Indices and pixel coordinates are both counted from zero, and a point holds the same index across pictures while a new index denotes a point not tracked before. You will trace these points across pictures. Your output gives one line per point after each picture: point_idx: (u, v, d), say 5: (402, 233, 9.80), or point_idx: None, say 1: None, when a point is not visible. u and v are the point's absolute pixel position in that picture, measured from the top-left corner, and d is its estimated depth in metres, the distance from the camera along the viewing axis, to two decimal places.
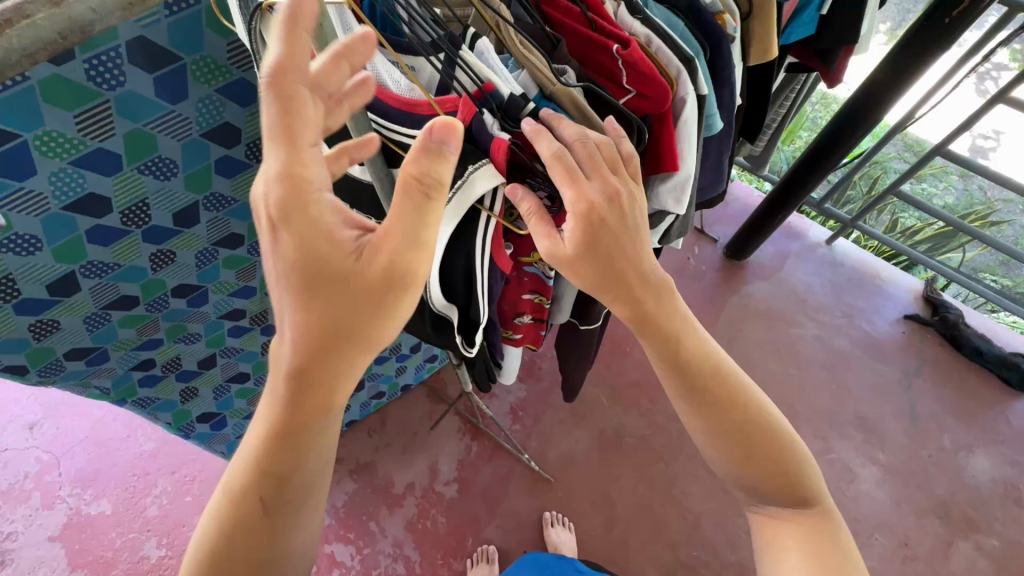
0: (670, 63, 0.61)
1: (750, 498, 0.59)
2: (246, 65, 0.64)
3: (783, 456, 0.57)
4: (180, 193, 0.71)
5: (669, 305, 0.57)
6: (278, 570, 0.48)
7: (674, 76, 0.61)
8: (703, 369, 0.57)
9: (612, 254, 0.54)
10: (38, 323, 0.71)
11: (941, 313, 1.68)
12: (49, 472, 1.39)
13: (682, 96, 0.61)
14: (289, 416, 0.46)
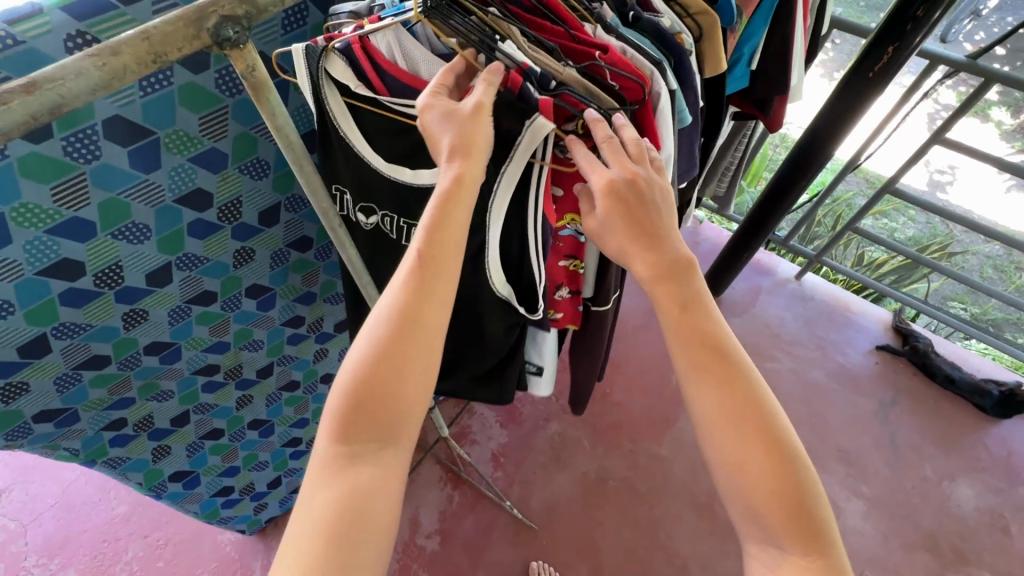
0: (644, 64, 0.59)
1: (750, 528, 0.51)
2: (218, 136, 0.69)
3: (790, 483, 0.50)
4: (152, 255, 0.74)
5: (692, 286, 0.54)
6: (392, 411, 0.50)
7: (649, 74, 0.59)
8: (716, 360, 0.53)
9: (643, 221, 0.54)
10: (7, 385, 0.73)
11: (910, 342, 1.72)
12: (14, 541, 1.35)
13: (657, 91, 0.60)
14: (426, 249, 0.52)
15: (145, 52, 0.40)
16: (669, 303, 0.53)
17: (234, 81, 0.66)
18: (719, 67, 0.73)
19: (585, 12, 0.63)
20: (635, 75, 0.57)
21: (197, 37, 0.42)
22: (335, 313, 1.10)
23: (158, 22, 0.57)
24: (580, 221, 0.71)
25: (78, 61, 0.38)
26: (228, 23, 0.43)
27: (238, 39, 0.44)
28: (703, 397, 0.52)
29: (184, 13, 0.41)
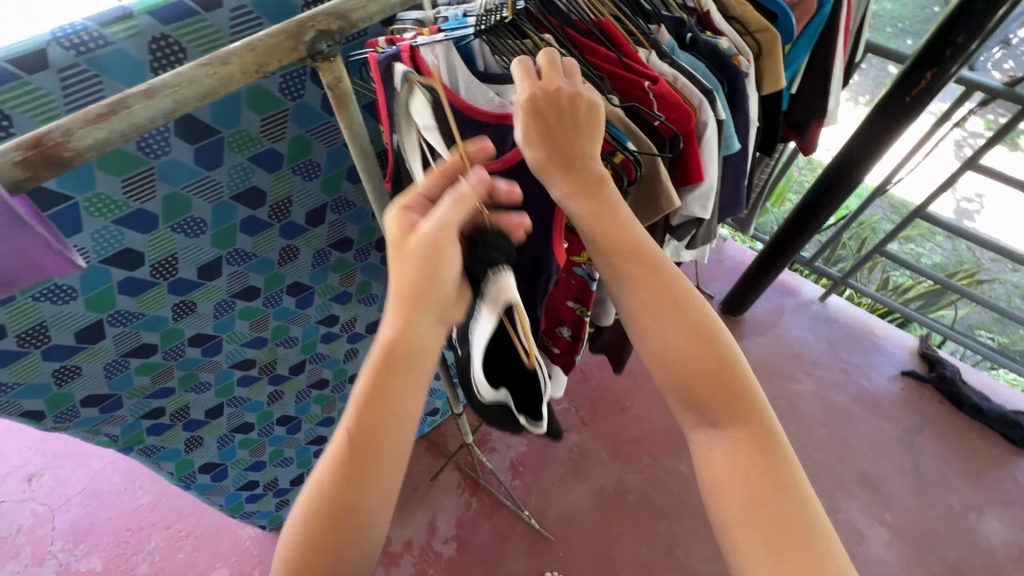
0: (692, 94, 0.62)
1: (691, 418, 0.54)
2: (276, 137, 0.72)
3: (723, 369, 0.53)
4: (205, 249, 0.77)
5: (608, 195, 0.55)
6: None
7: (697, 104, 0.62)
8: (636, 266, 0.55)
9: (559, 130, 0.54)
10: (62, 369, 0.75)
11: (937, 369, 1.69)
12: (43, 525, 1.38)
13: (704, 121, 0.63)
14: (360, 429, 0.47)
15: (248, 64, 0.43)
16: (584, 213, 0.54)
17: (297, 86, 0.69)
18: (779, 83, 0.74)
19: (642, 37, 0.65)
20: (682, 108, 0.60)
21: (293, 50, 0.44)
22: (368, 314, 1.12)
23: (235, 30, 0.60)
24: (593, 260, 0.71)
25: (191, 70, 0.41)
26: (323, 37, 0.46)
27: (328, 53, 0.46)
28: (630, 305, 0.55)
29: (286, 27, 0.44)
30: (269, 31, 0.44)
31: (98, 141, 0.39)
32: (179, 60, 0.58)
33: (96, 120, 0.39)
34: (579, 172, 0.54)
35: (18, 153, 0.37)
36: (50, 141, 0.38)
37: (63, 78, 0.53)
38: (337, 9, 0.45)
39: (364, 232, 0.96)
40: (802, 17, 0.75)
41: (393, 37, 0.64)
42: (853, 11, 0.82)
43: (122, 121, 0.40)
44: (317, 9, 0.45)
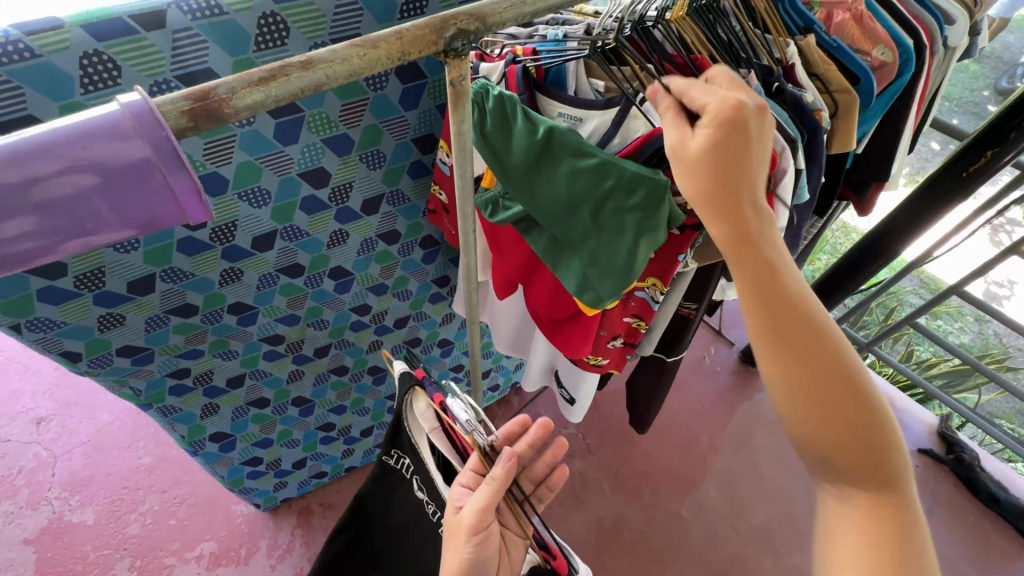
0: (776, 140, 0.62)
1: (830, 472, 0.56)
2: (351, 122, 0.74)
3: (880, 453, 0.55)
4: (264, 220, 0.78)
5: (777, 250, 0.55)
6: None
7: (779, 151, 0.63)
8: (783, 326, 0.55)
9: (733, 161, 0.52)
10: (107, 315, 0.77)
11: (956, 451, 1.65)
12: (43, 471, 1.39)
13: (782, 169, 0.63)
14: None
15: (395, 51, 0.43)
16: (742, 277, 0.55)
17: (380, 79, 0.72)
18: (848, 144, 0.75)
19: (732, 78, 0.66)
20: (767, 153, 0.61)
21: (434, 44, 0.45)
22: (399, 308, 1.13)
23: (337, 18, 0.63)
24: (662, 286, 0.72)
25: (344, 49, 0.41)
26: (461, 36, 0.45)
27: (462, 51, 0.47)
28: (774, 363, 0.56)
29: (430, 22, 0.44)
30: (415, 23, 0.44)
31: (253, 105, 0.39)
32: (281, 37, 0.61)
33: (255, 84, 0.39)
34: (741, 203, 0.53)
35: (187, 102, 0.37)
36: (214, 96, 0.37)
37: (175, 38, 0.55)
38: (477, 12, 0.46)
39: (412, 227, 0.98)
40: (880, 80, 0.77)
41: (486, 53, 0.68)
42: (930, 80, 0.83)
43: (280, 88, 0.40)
44: (459, 9, 0.45)
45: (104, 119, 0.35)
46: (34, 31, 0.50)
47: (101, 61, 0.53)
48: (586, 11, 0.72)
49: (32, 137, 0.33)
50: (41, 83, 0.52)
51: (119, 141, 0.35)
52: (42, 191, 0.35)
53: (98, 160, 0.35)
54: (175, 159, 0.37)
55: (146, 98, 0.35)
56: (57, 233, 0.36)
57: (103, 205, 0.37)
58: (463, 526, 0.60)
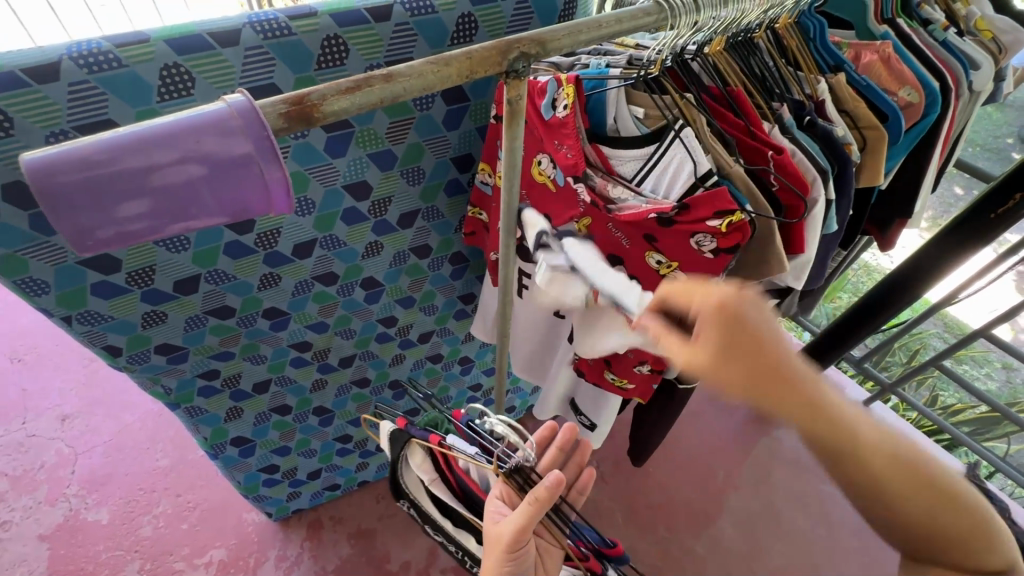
0: (808, 171, 0.64)
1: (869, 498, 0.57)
2: (397, 139, 0.78)
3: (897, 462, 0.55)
4: (307, 228, 0.82)
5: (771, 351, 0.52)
6: None
7: (811, 180, 0.64)
8: (817, 407, 0.52)
9: (740, 338, 0.53)
10: (151, 312, 0.80)
11: (984, 502, 1.58)
12: (63, 467, 1.42)
13: (814, 199, 0.65)
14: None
15: (464, 69, 0.46)
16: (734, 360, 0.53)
17: (426, 100, 0.76)
18: (876, 181, 0.77)
19: (765, 111, 0.69)
20: (799, 182, 0.63)
21: (499, 64, 0.48)
22: (425, 323, 1.15)
23: (393, 41, 0.67)
24: None
25: (420, 65, 0.45)
26: (522, 58, 0.49)
27: (521, 72, 0.50)
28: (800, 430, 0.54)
29: (497, 44, 0.47)
30: (484, 45, 0.47)
31: (344, 110, 0.42)
32: (341, 58, 0.65)
33: (343, 92, 0.42)
34: (752, 351, 0.52)
35: (283, 106, 0.40)
36: (309, 102, 0.41)
37: (246, 55, 0.60)
38: (538, 37, 0.49)
39: (444, 243, 1.01)
40: (907, 119, 0.79)
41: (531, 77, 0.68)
42: (956, 121, 0.85)
43: (363, 96, 0.43)
44: (522, 35, 0.48)
45: (212, 117, 0.38)
46: (124, 44, 0.54)
47: (179, 73, 0.58)
48: (626, 44, 0.75)
49: (155, 128, 0.37)
50: (122, 90, 0.56)
51: (226, 135, 0.38)
52: (156, 176, 0.37)
53: (206, 153, 0.38)
54: (272, 153, 0.40)
55: (251, 99, 0.39)
56: (164, 216, 0.39)
57: (205, 192, 0.39)
58: (502, 542, 0.62)
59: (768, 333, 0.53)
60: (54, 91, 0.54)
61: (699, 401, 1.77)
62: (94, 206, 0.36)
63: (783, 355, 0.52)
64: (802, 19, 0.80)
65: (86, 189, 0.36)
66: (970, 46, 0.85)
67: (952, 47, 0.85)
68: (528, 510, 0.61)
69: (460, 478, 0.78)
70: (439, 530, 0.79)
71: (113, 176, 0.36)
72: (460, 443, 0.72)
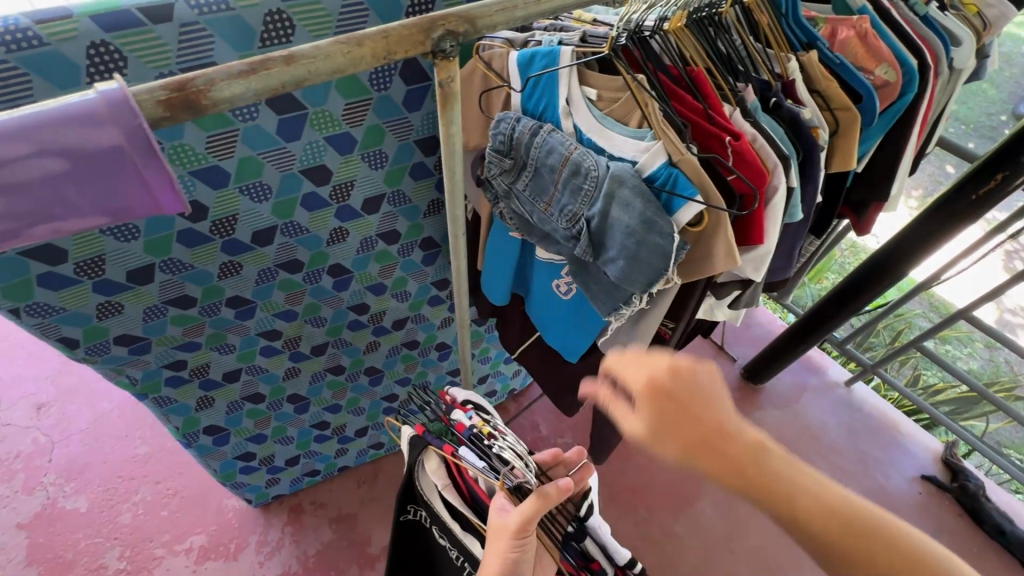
0: (768, 158, 0.61)
1: None
2: (354, 122, 0.75)
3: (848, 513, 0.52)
4: (265, 216, 0.79)
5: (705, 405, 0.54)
6: None
7: (771, 167, 0.61)
8: (746, 459, 0.52)
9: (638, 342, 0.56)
10: (106, 303, 0.78)
11: (960, 480, 1.61)
12: (40, 456, 1.41)
13: (774, 186, 0.62)
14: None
15: (380, 50, 0.43)
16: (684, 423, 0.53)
17: (383, 79, 0.72)
18: (848, 165, 0.74)
19: (728, 93, 0.66)
20: (756, 171, 0.60)
21: (421, 44, 0.45)
22: (397, 309, 1.13)
23: (342, 20, 0.63)
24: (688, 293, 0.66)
25: (328, 45, 0.42)
26: (449, 37, 0.46)
27: (449, 53, 0.47)
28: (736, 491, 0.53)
29: (418, 22, 0.44)
30: (401, 22, 0.44)
31: (235, 97, 0.39)
32: (286, 34, 0.62)
33: (234, 76, 0.39)
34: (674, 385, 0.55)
35: (163, 92, 0.38)
36: (193, 88, 0.38)
37: (182, 32, 0.56)
38: (466, 13, 0.46)
39: (412, 228, 0.98)
40: (884, 99, 0.76)
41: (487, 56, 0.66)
42: (934, 102, 0.82)
43: (260, 81, 0.40)
44: (447, 10, 0.46)
45: (76, 107, 0.36)
46: (44, 20, 0.51)
47: (108, 52, 0.54)
48: (585, 19, 0.72)
49: (4, 119, 0.35)
50: (46, 70, 0.53)
51: (88, 127, 0.37)
52: (11, 172, 0.37)
53: (68, 145, 0.37)
54: (144, 145, 0.39)
55: (122, 86, 0.36)
56: (26, 212, 0.39)
57: (70, 188, 0.39)
58: (508, 530, 0.61)
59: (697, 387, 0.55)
60: None
61: None
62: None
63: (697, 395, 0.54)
64: None
65: None
66: (952, 22, 0.82)
67: (932, 23, 0.81)
68: (535, 501, 0.61)
69: (469, 483, 0.74)
70: (449, 534, 0.72)
71: None
72: (469, 454, 0.72)
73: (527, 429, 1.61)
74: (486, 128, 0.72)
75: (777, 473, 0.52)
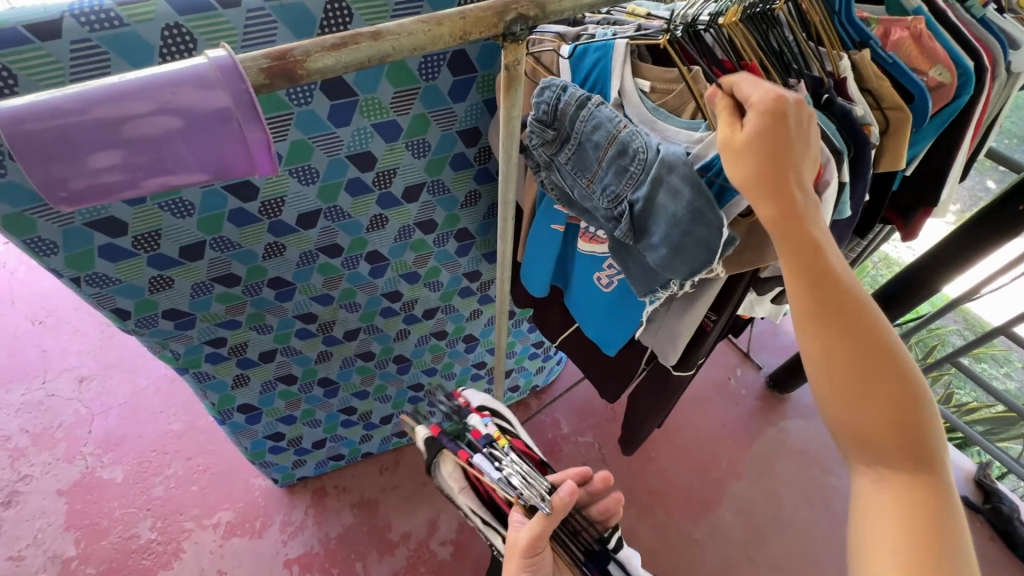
0: (821, 150, 0.60)
1: (858, 451, 0.55)
2: (402, 110, 0.77)
3: (900, 391, 0.53)
4: (310, 199, 0.82)
5: (814, 229, 0.53)
6: None
7: (825, 161, 0.61)
8: (836, 286, 0.54)
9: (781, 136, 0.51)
10: (158, 277, 0.81)
11: (993, 502, 1.55)
12: (81, 427, 1.46)
13: (826, 179, 0.61)
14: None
15: (456, 29, 0.45)
16: (790, 242, 0.53)
17: (433, 69, 0.74)
18: (897, 165, 0.73)
19: (780, 88, 0.66)
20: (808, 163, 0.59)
21: (494, 26, 0.46)
22: (429, 299, 1.15)
23: (398, 10, 0.65)
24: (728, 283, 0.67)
25: (410, 24, 0.43)
26: (519, 20, 0.47)
27: (519, 35, 0.48)
28: (804, 305, 0.54)
29: (493, 5, 0.46)
30: (479, 5, 0.46)
31: (327, 68, 0.41)
32: (344, 22, 0.64)
33: (327, 49, 0.41)
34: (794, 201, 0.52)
35: (265, 60, 0.40)
36: (292, 58, 0.40)
37: (248, 17, 0.59)
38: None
39: (449, 218, 1.00)
40: (936, 100, 0.75)
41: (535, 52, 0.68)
42: (988, 106, 0.80)
43: (350, 54, 0.42)
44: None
45: (191, 70, 0.38)
46: (125, 2, 0.54)
47: (180, 34, 0.57)
48: (637, 13, 0.72)
49: (129, 79, 0.37)
50: (123, 50, 0.56)
51: (202, 90, 0.39)
52: (131, 129, 0.38)
53: (182, 106, 0.39)
54: (251, 111, 0.40)
55: (231, 55, 0.39)
56: (141, 168, 0.40)
57: (181, 146, 0.40)
58: (518, 548, 0.62)
59: (806, 171, 0.53)
60: (56, 49, 0.54)
61: (707, 388, 1.75)
62: (69, 156, 0.38)
63: (807, 207, 0.53)
64: None
65: (59, 140, 0.37)
66: (1010, 26, 0.80)
67: (991, 25, 0.80)
68: (544, 518, 0.62)
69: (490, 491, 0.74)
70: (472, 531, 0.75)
71: (82, 127, 0.37)
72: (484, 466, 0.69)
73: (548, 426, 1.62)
74: (530, 119, 0.73)
75: (863, 317, 0.54)
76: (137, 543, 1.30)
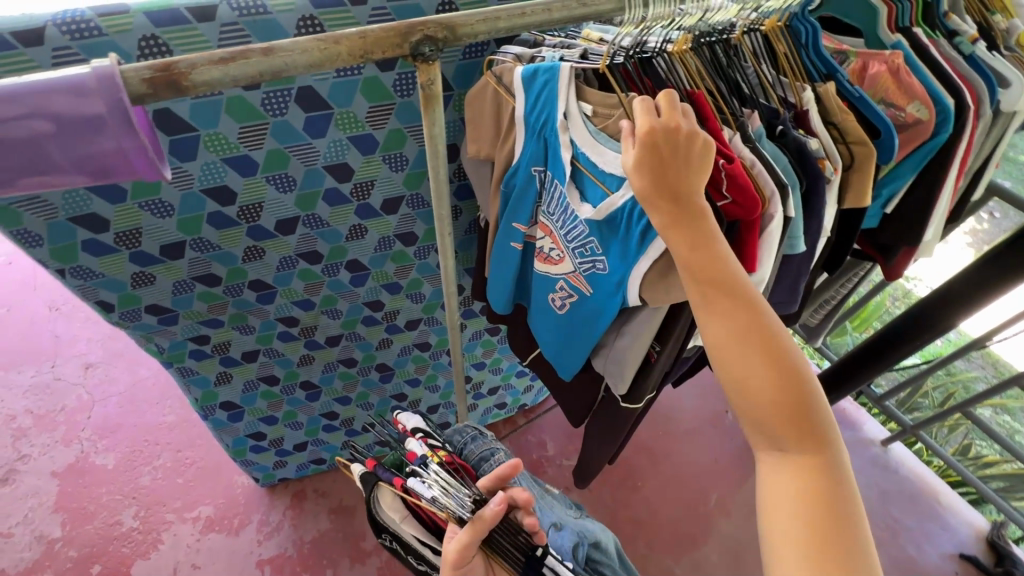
0: (766, 184, 0.60)
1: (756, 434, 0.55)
2: (377, 124, 0.79)
3: (790, 384, 0.53)
4: (288, 206, 0.84)
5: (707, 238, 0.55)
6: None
7: (768, 196, 0.60)
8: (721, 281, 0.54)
9: (669, 171, 0.54)
10: (140, 273, 0.84)
11: (1005, 565, 1.45)
12: (81, 412, 1.52)
13: (771, 213, 0.61)
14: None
15: (355, 48, 0.47)
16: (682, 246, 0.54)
17: (407, 85, 0.76)
18: (861, 202, 0.71)
19: (731, 119, 0.65)
20: (752, 195, 0.58)
21: (398, 46, 0.49)
22: (411, 310, 1.16)
23: (370, 24, 0.67)
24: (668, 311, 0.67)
25: (308, 42, 0.46)
26: (428, 42, 0.49)
27: (429, 56, 0.50)
28: (714, 325, 0.54)
29: (397, 27, 0.48)
30: (381, 27, 0.48)
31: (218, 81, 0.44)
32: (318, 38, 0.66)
33: (216, 64, 0.43)
34: (685, 209, 0.55)
35: (148, 72, 0.42)
36: (175, 70, 0.43)
37: (222, 31, 0.62)
38: (447, 21, 0.49)
39: (429, 232, 1.01)
40: (912, 138, 0.73)
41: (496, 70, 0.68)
42: (973, 147, 0.77)
43: (239, 68, 0.44)
44: (428, 18, 0.49)
45: (68, 77, 0.40)
46: (106, 14, 0.57)
47: (156, 44, 0.60)
48: (591, 39, 0.73)
49: (4, 85, 0.39)
50: (104, 57, 0.60)
51: (77, 97, 0.41)
52: (4, 130, 0.40)
53: (53, 109, 0.40)
54: (124, 119, 0.43)
55: (112, 65, 0.41)
56: (15, 168, 0.42)
57: (54, 148, 0.42)
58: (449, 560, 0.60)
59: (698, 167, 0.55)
60: (38, 54, 0.57)
61: (701, 420, 1.69)
62: None
63: (705, 212, 0.55)
64: (794, 21, 0.73)
65: None
66: (1000, 63, 0.77)
67: (980, 63, 0.77)
68: (472, 528, 0.60)
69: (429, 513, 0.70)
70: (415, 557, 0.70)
71: None
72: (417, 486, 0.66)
73: (534, 446, 1.60)
74: (494, 140, 0.74)
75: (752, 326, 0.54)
76: (119, 530, 1.33)
